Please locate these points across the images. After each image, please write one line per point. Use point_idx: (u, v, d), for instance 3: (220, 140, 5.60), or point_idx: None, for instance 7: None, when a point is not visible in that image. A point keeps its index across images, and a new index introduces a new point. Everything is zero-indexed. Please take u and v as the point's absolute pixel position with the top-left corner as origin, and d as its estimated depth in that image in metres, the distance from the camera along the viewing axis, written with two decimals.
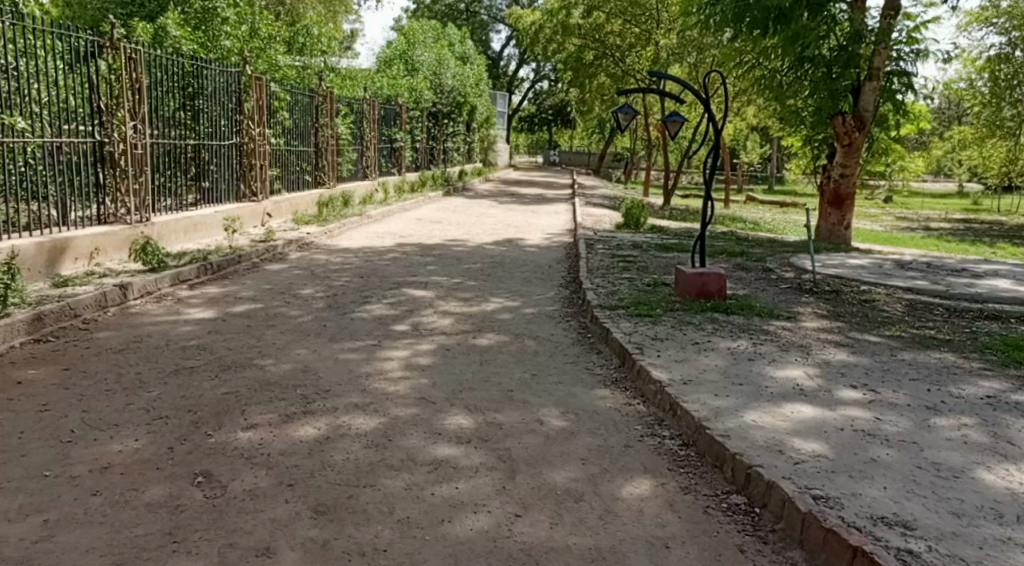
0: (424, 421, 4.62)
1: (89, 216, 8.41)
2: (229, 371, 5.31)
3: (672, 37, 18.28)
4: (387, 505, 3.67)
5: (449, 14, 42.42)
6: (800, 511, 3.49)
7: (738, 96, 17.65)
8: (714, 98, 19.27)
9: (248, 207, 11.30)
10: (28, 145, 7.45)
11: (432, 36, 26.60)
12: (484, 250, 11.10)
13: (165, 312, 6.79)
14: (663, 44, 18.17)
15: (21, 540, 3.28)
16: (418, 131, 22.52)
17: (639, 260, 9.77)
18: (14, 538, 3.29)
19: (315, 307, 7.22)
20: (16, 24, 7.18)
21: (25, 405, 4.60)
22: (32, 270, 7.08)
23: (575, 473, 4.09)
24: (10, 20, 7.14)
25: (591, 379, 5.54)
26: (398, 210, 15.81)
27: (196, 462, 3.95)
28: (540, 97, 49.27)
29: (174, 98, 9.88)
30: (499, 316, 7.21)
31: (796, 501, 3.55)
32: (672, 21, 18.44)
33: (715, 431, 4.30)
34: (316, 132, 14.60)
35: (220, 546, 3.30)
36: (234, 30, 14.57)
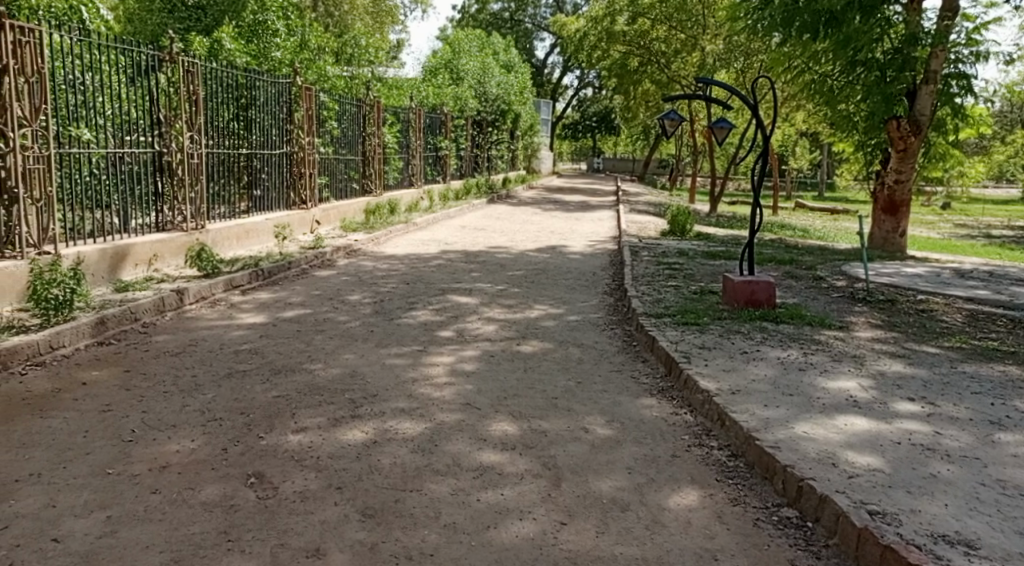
0: (470, 427, 4.65)
1: (149, 224, 8.63)
2: (280, 375, 5.40)
3: (719, 42, 18.14)
4: (434, 510, 3.69)
5: (494, 23, 42.73)
6: (855, 526, 3.42)
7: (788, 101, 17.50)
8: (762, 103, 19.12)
9: (298, 215, 11.53)
10: (94, 156, 7.70)
11: (477, 44, 26.69)
12: (528, 257, 11.14)
13: (219, 317, 6.93)
14: (709, 50, 18.07)
15: (86, 534, 3.37)
16: (464, 139, 22.68)
17: (686, 268, 9.69)
18: (79, 532, 3.38)
19: (362, 313, 7.30)
20: (84, 39, 7.39)
21: (89, 404, 4.73)
22: (95, 275, 7.31)
23: (622, 482, 4.06)
24: (78, 36, 7.34)
25: (637, 388, 5.51)
26: (442, 217, 15.90)
27: (249, 464, 4.03)
28: (584, 104, 49.34)
29: (228, 108, 10.09)
30: (543, 323, 7.21)
31: (850, 515, 3.48)
32: (719, 26, 18.30)
33: (765, 442, 4.24)
34: (363, 140, 14.77)
35: (272, 546, 3.35)
36: (284, 42, 14.93)
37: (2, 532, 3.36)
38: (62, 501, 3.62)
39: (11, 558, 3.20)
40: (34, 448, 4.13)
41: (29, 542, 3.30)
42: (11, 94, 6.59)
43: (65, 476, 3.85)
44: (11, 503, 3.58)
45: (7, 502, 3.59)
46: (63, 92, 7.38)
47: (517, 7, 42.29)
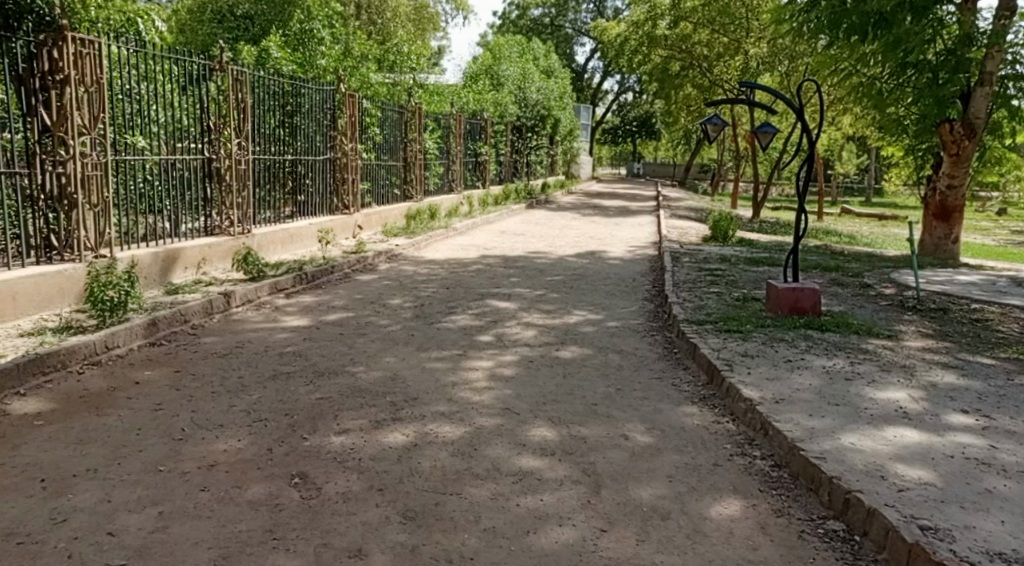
0: (509, 431, 4.66)
1: (198, 228, 8.82)
2: (323, 377, 5.46)
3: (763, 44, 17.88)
4: (473, 514, 3.71)
5: (535, 29, 42.79)
6: (906, 541, 3.36)
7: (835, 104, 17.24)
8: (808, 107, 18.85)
9: (341, 220, 11.70)
10: (148, 163, 7.92)
11: (518, 50, 26.74)
12: (567, 262, 11.13)
13: (264, 320, 7.05)
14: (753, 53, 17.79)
15: (138, 529, 3.45)
16: (504, 145, 22.76)
17: (729, 274, 9.59)
18: (132, 527, 3.46)
19: (403, 317, 7.36)
20: (139, 50, 7.59)
21: (142, 403, 4.85)
22: (147, 278, 7.50)
23: (662, 490, 4.04)
24: (134, 47, 7.55)
25: (678, 396, 5.46)
26: (482, 222, 15.97)
27: (293, 464, 4.09)
28: (625, 109, 49.10)
29: (274, 115, 10.26)
30: (582, 329, 7.19)
31: (901, 530, 3.42)
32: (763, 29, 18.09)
33: (811, 453, 4.18)
34: (404, 146, 14.88)
35: (316, 546, 3.39)
36: (329, 50, 15.13)
37: (60, 525, 3.46)
38: (116, 496, 3.72)
39: (68, 550, 3.29)
40: (89, 444, 4.24)
41: (84, 536, 3.39)
42: (70, 104, 6.81)
43: (119, 472, 3.94)
44: (68, 498, 3.69)
45: (64, 497, 3.70)
46: (119, 101, 7.58)
47: (557, 13, 42.28)
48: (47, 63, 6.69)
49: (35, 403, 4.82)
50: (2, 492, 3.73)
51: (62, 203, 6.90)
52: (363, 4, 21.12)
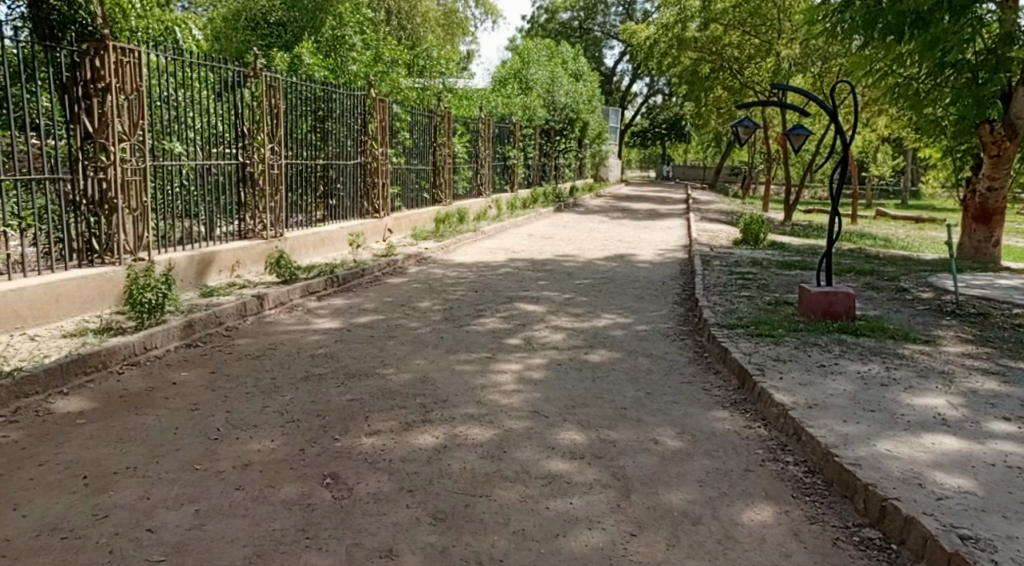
0: (538, 434, 4.67)
1: (232, 232, 8.95)
2: (354, 379, 5.52)
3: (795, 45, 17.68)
4: (503, 516, 3.72)
5: (563, 32, 42.82)
6: (945, 550, 3.32)
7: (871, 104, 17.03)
8: (842, 108, 18.65)
9: (371, 224, 11.80)
10: (184, 168, 8.07)
11: (547, 53, 26.74)
12: (596, 265, 11.11)
13: (296, 322, 7.13)
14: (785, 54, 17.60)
15: (176, 526, 3.51)
16: (532, 149, 22.77)
17: (761, 278, 9.51)
18: (170, 524, 3.52)
19: (433, 320, 7.39)
20: (177, 58, 7.74)
21: (178, 403, 4.93)
22: (183, 280, 7.63)
23: (693, 495, 4.02)
24: (172, 55, 7.70)
25: (708, 400, 5.43)
26: (510, 226, 16.00)
27: (325, 464, 4.13)
28: (654, 112, 48.89)
29: (306, 120, 10.38)
30: (611, 332, 7.18)
31: (940, 539, 3.37)
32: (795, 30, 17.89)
33: (845, 460, 4.14)
34: (434, 150, 14.96)
35: (347, 545, 3.42)
36: (360, 56, 15.28)
37: (102, 521, 3.54)
38: (154, 494, 3.78)
39: (110, 546, 3.36)
40: (129, 442, 4.33)
41: (125, 532, 3.46)
42: (111, 110, 6.97)
43: (157, 470, 4.02)
44: (108, 495, 3.76)
45: (105, 494, 3.77)
46: (158, 108, 7.73)
47: (586, 16, 42.24)
48: (89, 73, 6.83)
49: (77, 402, 4.92)
50: (46, 488, 3.82)
51: (103, 208, 7.05)
52: (393, 10, 21.27)
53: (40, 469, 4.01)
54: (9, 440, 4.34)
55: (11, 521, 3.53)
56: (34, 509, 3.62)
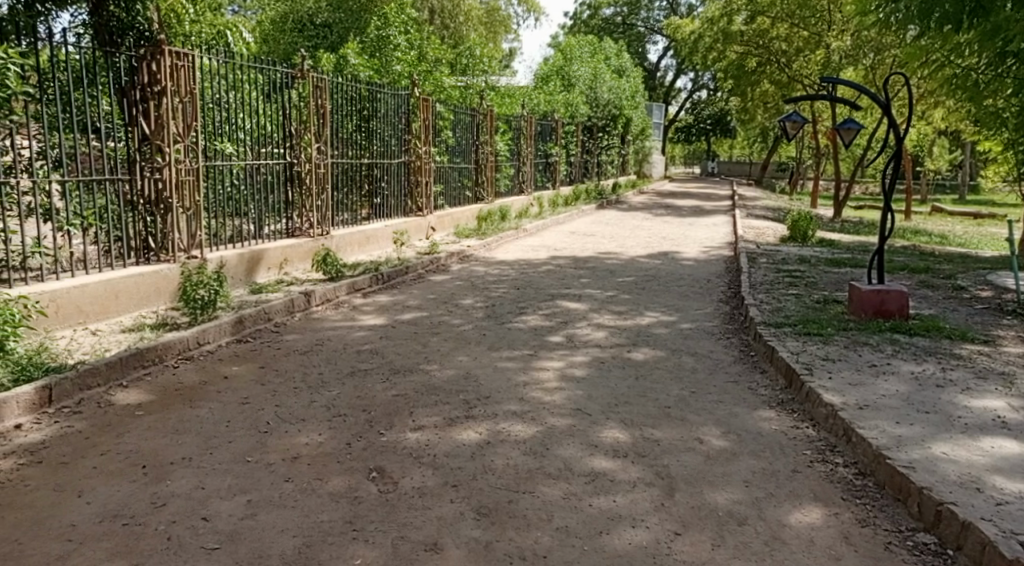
0: (581, 432, 4.65)
1: (280, 230, 9.09)
2: (398, 374, 5.56)
3: (845, 38, 17.31)
4: (546, 513, 3.71)
5: (606, 28, 42.60)
6: (1006, 558, 3.23)
7: (926, 95, 16.62)
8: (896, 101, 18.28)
9: (414, 222, 11.88)
10: (235, 168, 8.22)
11: (589, 50, 26.61)
12: (639, 263, 11.03)
13: (342, 319, 7.21)
14: (834, 47, 17.23)
15: (229, 515, 3.57)
16: (574, 146, 22.68)
17: (809, 276, 9.35)
18: (224, 513, 3.59)
19: (475, 317, 7.41)
20: (229, 61, 7.88)
21: (230, 397, 5.02)
22: (233, 278, 7.78)
23: (738, 495, 3.97)
24: (224, 59, 7.85)
25: (755, 400, 5.35)
26: (552, 224, 15.97)
27: (371, 458, 4.17)
28: (698, 108, 48.36)
29: (351, 120, 10.47)
30: (654, 331, 7.13)
31: (1000, 546, 3.29)
32: (846, 21, 17.37)
33: (899, 462, 4.05)
34: (476, 148, 14.98)
35: (393, 538, 3.45)
36: (405, 56, 15.42)
37: (160, 509, 3.62)
38: (208, 484, 3.86)
39: (167, 533, 3.44)
40: (185, 434, 4.42)
41: (181, 520, 3.53)
42: (166, 113, 7.15)
43: (211, 461, 4.10)
44: (166, 484, 3.85)
45: (162, 483, 3.86)
46: (210, 110, 7.90)
47: (629, 12, 41.97)
48: (147, 77, 7.04)
49: (135, 394, 5.05)
50: (108, 476, 3.92)
51: (159, 207, 7.24)
52: (436, 9, 21.35)
53: (102, 457, 4.12)
54: (72, 430, 4.47)
55: (76, 507, 3.64)
56: (96, 497, 3.73)
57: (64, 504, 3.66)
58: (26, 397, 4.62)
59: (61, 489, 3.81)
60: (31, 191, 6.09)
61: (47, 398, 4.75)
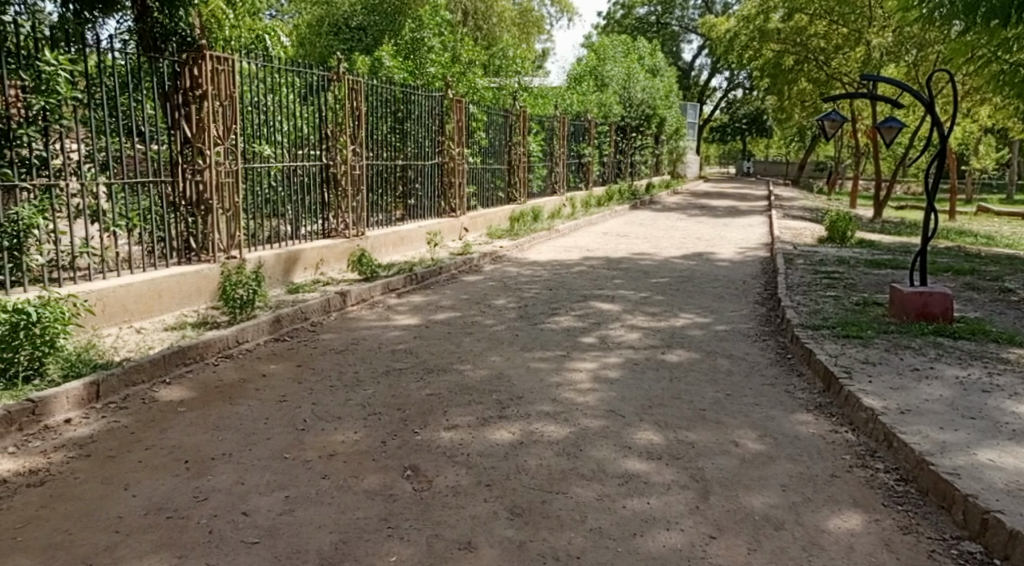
0: (614, 434, 4.63)
1: (316, 231, 9.18)
2: (432, 374, 5.59)
3: (887, 35, 17.06)
4: (580, 513, 3.70)
5: (640, 28, 42.38)
6: None
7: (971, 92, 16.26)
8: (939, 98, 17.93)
9: (447, 223, 11.93)
10: (272, 170, 8.31)
11: (623, 50, 26.50)
12: (673, 264, 10.96)
13: (377, 318, 7.26)
14: (875, 44, 16.96)
15: (269, 511, 3.62)
16: (608, 146, 22.58)
17: (847, 277, 9.22)
18: (263, 508, 3.63)
19: (508, 317, 7.42)
20: (267, 65, 7.98)
21: (268, 394, 5.08)
22: (271, 277, 7.89)
23: (775, 499, 3.92)
24: (262, 62, 7.96)
25: (792, 402, 5.29)
26: (585, 225, 15.93)
27: (405, 457, 4.19)
28: (733, 107, 47.88)
29: (386, 121, 10.54)
30: (689, 332, 7.07)
31: None
32: (887, 17, 17.12)
33: (942, 468, 3.97)
34: (509, 149, 14.99)
35: (428, 536, 3.47)
36: (439, 57, 15.50)
37: (202, 503, 3.67)
38: (248, 479, 3.91)
39: (210, 526, 3.49)
40: (225, 430, 4.48)
41: (223, 514, 3.58)
42: (208, 116, 7.28)
43: (250, 457, 4.15)
44: (208, 479, 3.91)
45: (204, 478, 3.91)
46: (249, 113, 8.01)
47: (664, 11, 41.72)
48: (189, 81, 7.19)
49: (178, 391, 5.13)
50: (152, 470, 3.99)
51: (200, 209, 7.36)
52: (470, 11, 21.42)
53: (146, 452, 4.19)
54: (118, 425, 4.56)
55: (122, 500, 3.71)
56: (141, 490, 3.79)
57: (111, 497, 3.74)
58: (75, 393, 4.73)
59: (108, 482, 3.88)
60: (79, 193, 6.24)
61: (95, 393, 4.85)
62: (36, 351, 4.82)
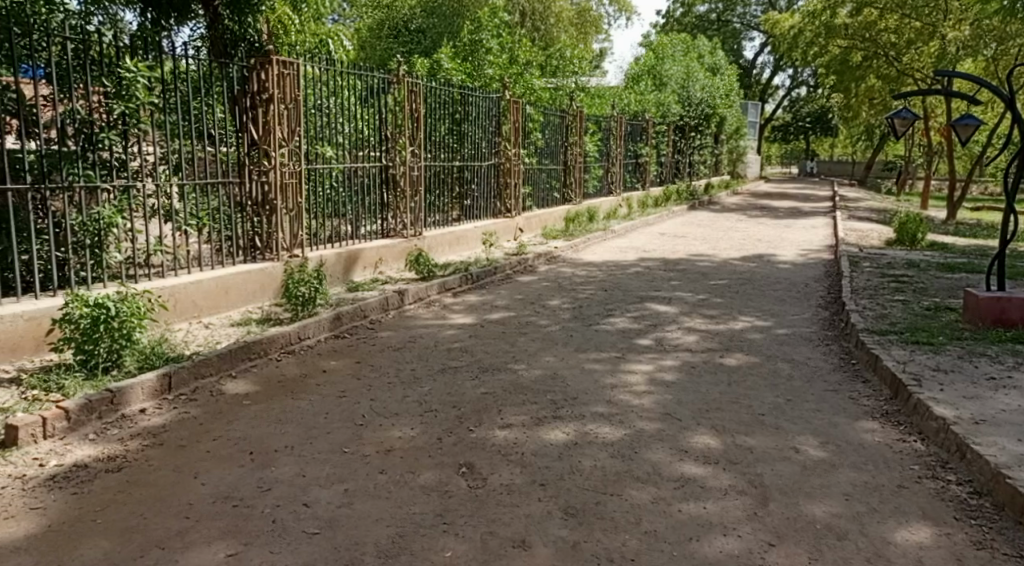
0: (670, 437, 4.56)
1: (375, 231, 9.29)
2: (487, 373, 5.59)
3: (964, 28, 16.46)
4: (635, 516, 3.65)
5: (700, 26, 41.88)
6: None
7: None
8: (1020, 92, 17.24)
9: (503, 223, 11.96)
10: (334, 171, 8.43)
11: (682, 49, 26.21)
12: (732, 265, 10.77)
13: (433, 317, 7.30)
14: (951, 37, 16.37)
15: (329, 503, 3.66)
16: (665, 146, 22.33)
17: (917, 281, 8.92)
18: (323, 501, 3.68)
19: (563, 318, 7.39)
20: (330, 68, 8.10)
21: (329, 390, 5.15)
22: (331, 276, 8.03)
23: (837, 508, 3.81)
24: (325, 65, 8.07)
25: (857, 410, 5.14)
26: (642, 226, 15.78)
27: (461, 454, 4.20)
28: (796, 105, 46.92)
29: (444, 123, 10.60)
30: (748, 336, 6.94)
31: None
32: (964, 10, 16.54)
33: (1020, 483, 3.80)
34: (565, 150, 14.95)
35: (482, 533, 3.46)
36: (497, 59, 15.58)
37: (266, 493, 3.74)
38: (310, 471, 3.97)
39: (273, 515, 3.55)
40: (287, 424, 4.56)
41: (285, 504, 3.64)
42: (274, 119, 7.41)
43: (312, 450, 4.21)
44: (272, 470, 3.98)
45: (269, 469, 3.99)
46: (312, 115, 8.14)
47: (725, 8, 41.18)
48: (256, 85, 7.32)
49: (243, 384, 5.24)
50: (220, 460, 4.08)
51: (264, 209, 7.50)
52: (528, 12, 21.44)
53: (215, 442, 4.29)
54: (189, 416, 4.67)
55: (192, 488, 3.80)
56: (210, 478, 3.88)
57: (182, 484, 3.83)
58: (149, 384, 4.86)
59: (179, 470, 3.99)
60: (154, 194, 6.45)
61: (167, 385, 4.98)
62: (113, 344, 4.98)
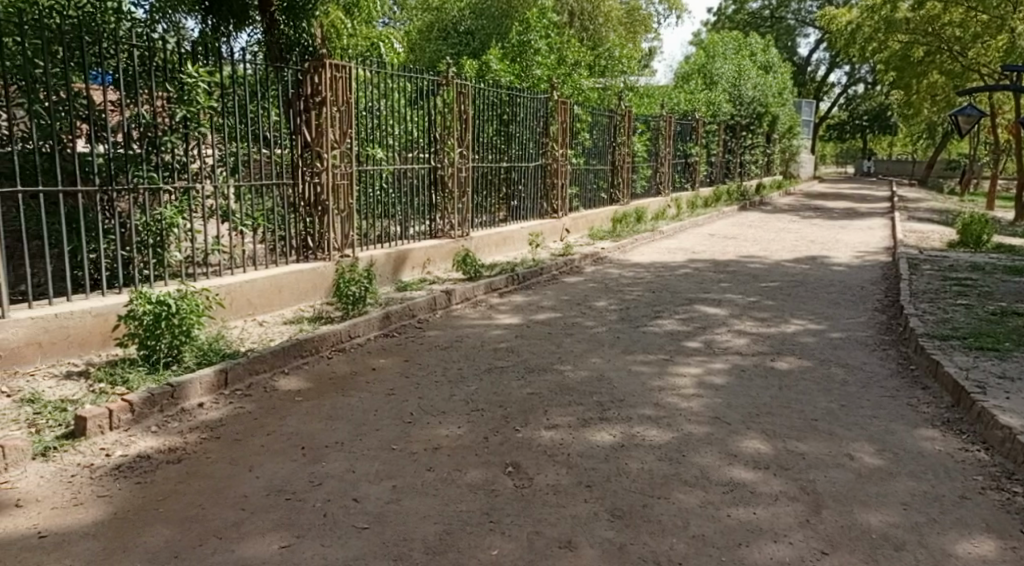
0: (719, 441, 4.47)
1: (424, 231, 9.34)
2: (533, 373, 5.56)
3: None
4: (682, 520, 3.59)
5: (752, 23, 41.25)
6: None
7: None
8: None
9: (550, 224, 11.92)
10: (384, 172, 8.50)
11: (733, 47, 25.84)
12: (784, 267, 10.56)
13: (479, 317, 7.30)
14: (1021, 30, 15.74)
15: (377, 499, 3.67)
16: (716, 146, 22.02)
17: (980, 284, 8.64)
18: (372, 496, 3.69)
19: (609, 320, 7.32)
20: (380, 71, 8.16)
21: (378, 387, 5.18)
22: (381, 276, 8.10)
23: (894, 518, 3.69)
24: (376, 68, 8.14)
25: (916, 417, 4.98)
26: (690, 226, 15.60)
27: (507, 454, 4.18)
28: (852, 103, 45.90)
29: (491, 124, 10.60)
30: (800, 339, 6.79)
31: None
32: None
33: None
34: (613, 150, 14.84)
35: (529, 533, 3.43)
36: (545, 59, 15.54)
37: (318, 487, 3.77)
38: (359, 467, 3.99)
39: (324, 510, 3.57)
40: (338, 421, 4.59)
41: (336, 499, 3.66)
42: (327, 121, 7.49)
43: (362, 446, 4.23)
44: (323, 465, 4.01)
45: (320, 464, 4.02)
46: (362, 118, 8.22)
47: (779, 4, 40.55)
48: (309, 89, 7.42)
49: (295, 381, 5.30)
50: (273, 454, 4.13)
51: (317, 210, 7.59)
52: (577, 11, 21.33)
53: (268, 437, 4.34)
54: (244, 411, 4.74)
55: (247, 481, 3.84)
56: (264, 472, 3.92)
57: (237, 477, 3.88)
58: (206, 379, 4.94)
59: (234, 463, 4.04)
60: (212, 195, 6.58)
61: (224, 380, 5.05)
62: (174, 341, 5.07)
